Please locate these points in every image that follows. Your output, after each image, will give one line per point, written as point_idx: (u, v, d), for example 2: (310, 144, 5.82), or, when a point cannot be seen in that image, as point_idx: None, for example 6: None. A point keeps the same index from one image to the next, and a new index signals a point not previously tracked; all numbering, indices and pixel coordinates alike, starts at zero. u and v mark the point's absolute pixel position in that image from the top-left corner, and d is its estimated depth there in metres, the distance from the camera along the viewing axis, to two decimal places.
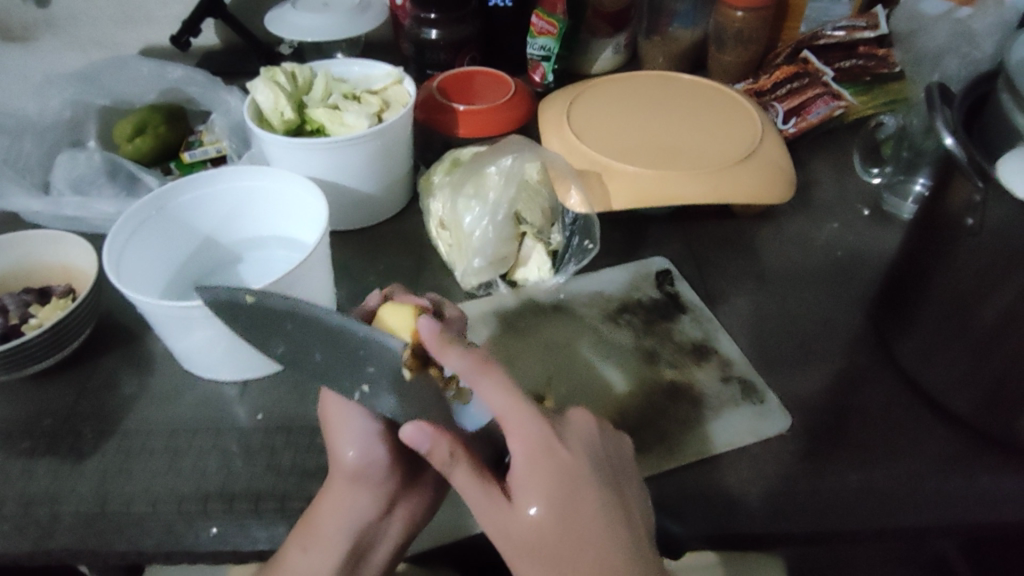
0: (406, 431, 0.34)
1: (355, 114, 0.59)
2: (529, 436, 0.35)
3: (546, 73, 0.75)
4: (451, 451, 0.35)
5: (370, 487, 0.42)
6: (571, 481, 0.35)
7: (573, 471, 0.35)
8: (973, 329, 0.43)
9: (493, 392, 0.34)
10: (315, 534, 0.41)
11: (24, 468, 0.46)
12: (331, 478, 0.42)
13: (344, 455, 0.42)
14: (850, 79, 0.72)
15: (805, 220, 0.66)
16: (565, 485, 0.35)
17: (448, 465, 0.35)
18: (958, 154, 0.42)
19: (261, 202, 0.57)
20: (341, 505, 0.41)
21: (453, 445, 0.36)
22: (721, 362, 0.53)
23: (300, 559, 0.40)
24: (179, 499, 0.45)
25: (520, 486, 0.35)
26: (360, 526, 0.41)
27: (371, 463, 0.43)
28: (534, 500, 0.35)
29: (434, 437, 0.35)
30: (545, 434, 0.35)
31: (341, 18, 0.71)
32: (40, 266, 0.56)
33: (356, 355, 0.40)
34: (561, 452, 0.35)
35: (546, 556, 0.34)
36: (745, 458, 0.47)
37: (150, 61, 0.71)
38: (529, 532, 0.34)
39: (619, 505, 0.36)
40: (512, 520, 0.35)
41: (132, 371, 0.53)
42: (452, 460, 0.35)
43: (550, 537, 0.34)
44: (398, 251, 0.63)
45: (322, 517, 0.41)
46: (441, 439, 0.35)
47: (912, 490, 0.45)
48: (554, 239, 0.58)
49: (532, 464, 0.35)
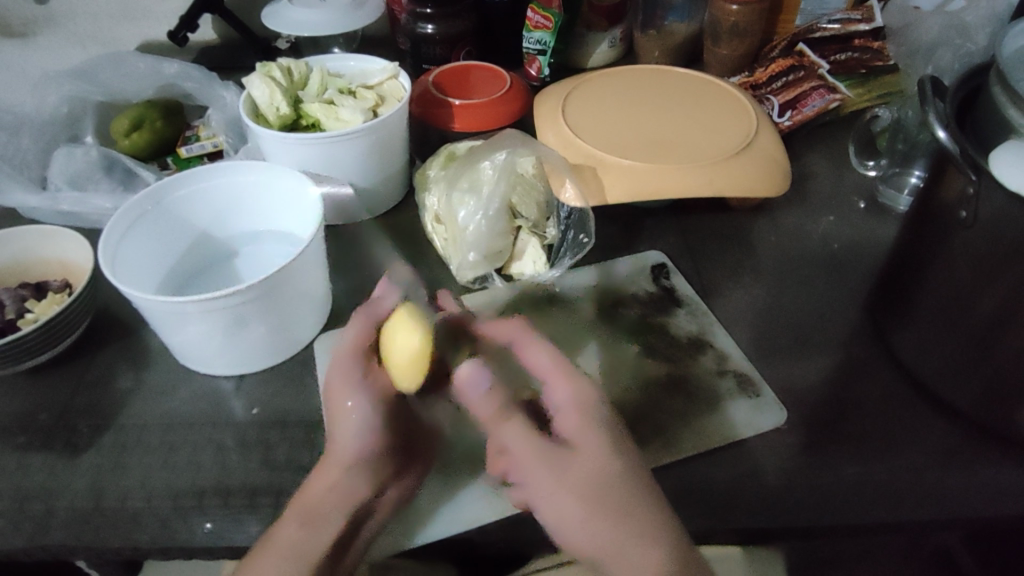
0: (466, 370, 0.40)
1: (350, 109, 0.59)
2: (579, 390, 0.40)
3: (543, 67, 0.75)
4: (505, 404, 0.40)
5: (368, 473, 0.43)
6: (617, 434, 0.40)
7: (616, 427, 0.40)
8: (969, 318, 0.43)
9: (544, 354, 0.42)
10: (314, 509, 0.40)
11: (20, 463, 0.47)
12: (326, 462, 0.43)
13: (342, 448, 0.43)
14: (845, 72, 0.71)
15: (801, 213, 0.66)
16: (612, 435, 0.39)
17: (500, 418, 0.39)
18: (951, 147, 0.42)
19: (256, 197, 0.57)
20: (340, 491, 0.41)
21: (506, 396, 0.40)
22: (716, 356, 0.53)
23: (292, 536, 0.39)
24: (173, 495, 0.45)
25: (573, 438, 0.39)
26: (355, 510, 0.42)
27: (367, 449, 0.43)
28: (586, 448, 0.39)
29: (491, 385, 0.40)
30: (591, 389, 0.41)
31: (338, 13, 0.71)
32: (37, 262, 0.57)
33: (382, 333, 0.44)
34: (606, 407, 0.40)
35: (602, 503, 0.38)
36: (739, 451, 0.47)
37: (146, 57, 0.71)
38: (583, 480, 0.38)
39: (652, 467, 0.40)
40: (573, 464, 0.38)
41: (128, 366, 0.53)
42: (506, 408, 0.40)
43: (602, 481, 0.38)
44: (394, 246, 0.63)
45: (319, 497, 0.41)
46: (496, 389, 0.40)
47: (914, 483, 0.45)
48: (549, 233, 0.59)
49: (581, 414, 0.40)
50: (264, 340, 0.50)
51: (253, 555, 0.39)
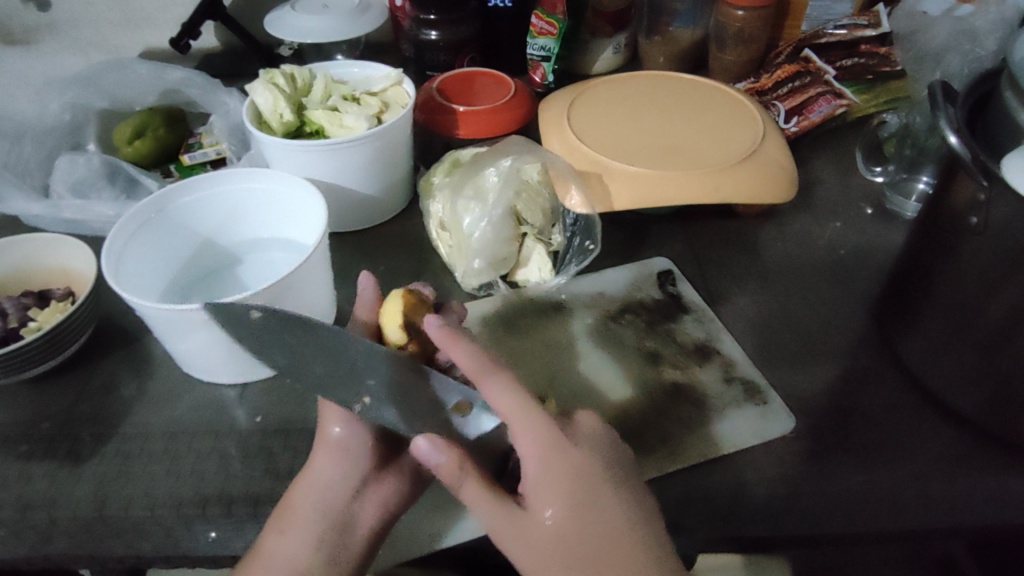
0: (417, 440, 0.35)
1: (354, 115, 0.59)
2: (540, 438, 0.35)
3: (547, 73, 0.75)
4: (458, 471, 0.35)
5: (351, 461, 0.41)
6: (588, 477, 0.36)
7: (589, 470, 0.36)
8: (979, 325, 0.43)
9: (499, 393, 0.36)
10: (292, 517, 0.40)
11: (22, 472, 0.46)
12: (317, 448, 0.42)
13: (330, 431, 0.42)
14: (851, 77, 0.71)
15: (807, 219, 0.66)
16: (583, 483, 0.36)
17: (458, 481, 0.35)
18: (962, 152, 0.41)
19: (261, 205, 0.57)
20: (319, 478, 0.41)
21: (462, 459, 0.35)
22: (723, 363, 0.53)
23: (278, 542, 0.39)
24: (176, 503, 0.44)
25: (536, 491, 0.35)
26: (336, 500, 0.40)
27: (359, 440, 0.42)
28: (551, 504, 0.35)
29: (447, 449, 0.35)
30: (554, 434, 0.36)
31: (341, 20, 0.71)
32: (39, 269, 0.56)
33: (357, 374, 0.43)
34: (574, 452, 0.36)
35: (570, 559, 0.35)
36: (748, 458, 0.46)
37: (149, 62, 0.70)
38: (551, 535, 0.35)
39: (638, 500, 0.37)
40: (531, 527, 0.35)
41: (131, 375, 0.52)
42: (462, 474, 0.35)
43: (572, 535, 0.35)
44: (398, 252, 0.63)
45: (298, 501, 0.40)
46: (451, 450, 0.35)
47: (919, 491, 0.45)
48: (555, 239, 0.58)
49: (546, 466, 0.35)
50: None
51: (249, 564, 0.40)
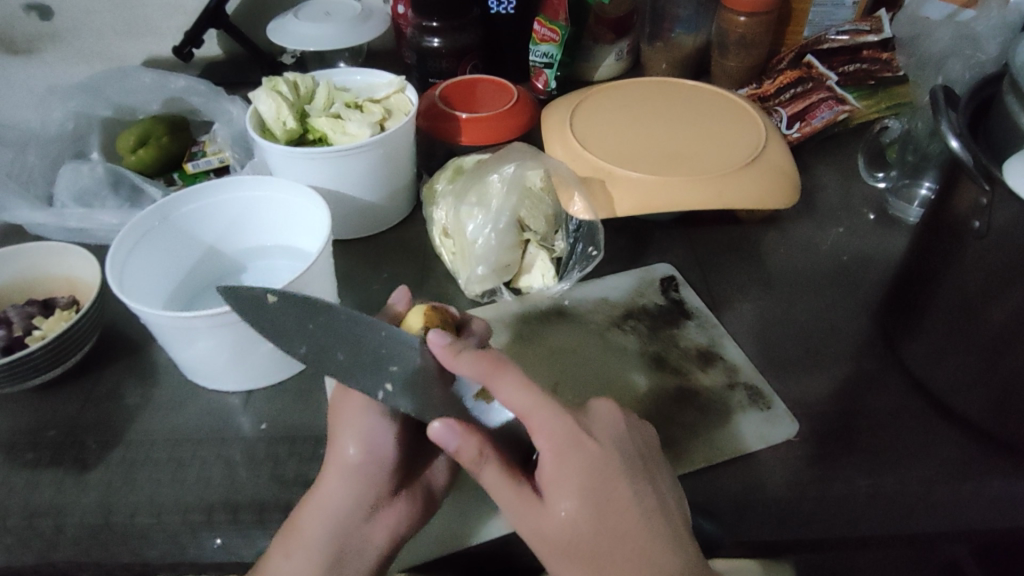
0: (433, 429, 0.36)
1: (357, 123, 0.59)
2: (554, 432, 0.35)
3: (549, 80, 0.75)
4: (475, 458, 0.36)
5: (366, 483, 0.41)
6: (603, 472, 0.36)
7: (604, 464, 0.36)
8: (981, 328, 0.43)
9: (511, 390, 0.36)
10: (298, 539, 0.39)
11: (27, 480, 0.46)
12: (329, 466, 0.42)
13: (345, 450, 0.42)
14: (854, 83, 0.71)
15: (809, 224, 0.66)
16: (597, 477, 0.35)
17: (478, 464, 0.36)
18: (964, 157, 0.42)
19: (266, 213, 0.57)
20: (330, 499, 0.40)
21: (481, 444, 0.36)
22: (726, 368, 0.53)
23: (284, 565, 0.39)
24: (183, 510, 0.44)
25: (551, 485, 0.35)
26: (346, 522, 0.40)
27: (372, 461, 0.42)
28: (566, 497, 0.35)
29: (463, 434, 0.36)
30: (569, 429, 0.36)
31: (343, 28, 0.71)
32: (43, 277, 0.56)
33: (378, 356, 0.41)
34: (589, 446, 0.36)
35: (584, 553, 0.35)
36: (754, 464, 0.46)
37: (152, 70, 0.71)
38: (566, 529, 0.35)
39: (653, 494, 0.37)
40: (545, 519, 0.35)
41: (136, 382, 0.52)
42: (481, 457, 0.36)
43: (588, 530, 0.35)
44: (402, 259, 0.63)
45: (305, 522, 0.40)
46: (470, 437, 0.36)
47: (924, 494, 0.45)
48: (557, 246, 0.59)
49: (559, 461, 0.35)
50: (273, 355, 0.50)
51: None
